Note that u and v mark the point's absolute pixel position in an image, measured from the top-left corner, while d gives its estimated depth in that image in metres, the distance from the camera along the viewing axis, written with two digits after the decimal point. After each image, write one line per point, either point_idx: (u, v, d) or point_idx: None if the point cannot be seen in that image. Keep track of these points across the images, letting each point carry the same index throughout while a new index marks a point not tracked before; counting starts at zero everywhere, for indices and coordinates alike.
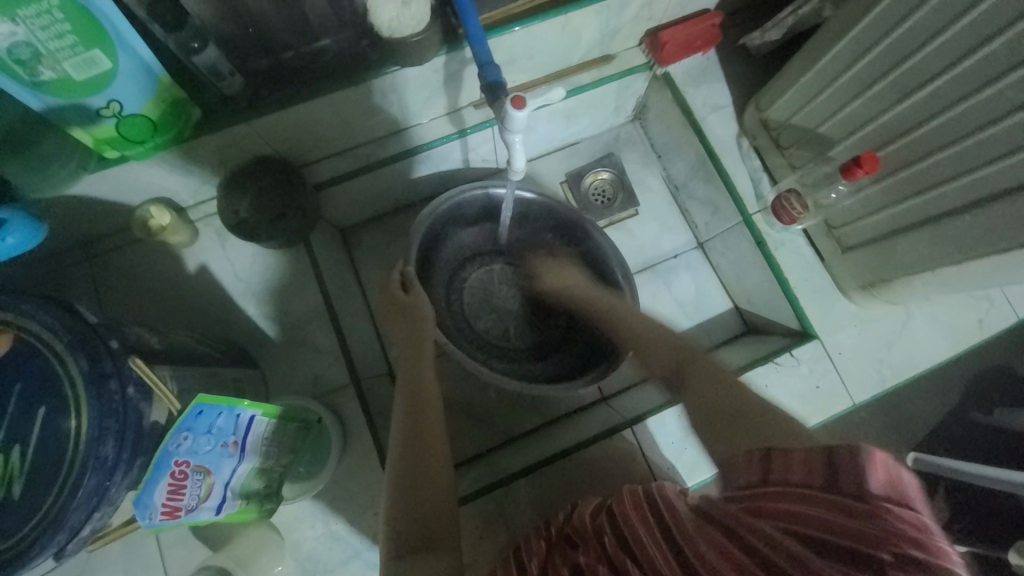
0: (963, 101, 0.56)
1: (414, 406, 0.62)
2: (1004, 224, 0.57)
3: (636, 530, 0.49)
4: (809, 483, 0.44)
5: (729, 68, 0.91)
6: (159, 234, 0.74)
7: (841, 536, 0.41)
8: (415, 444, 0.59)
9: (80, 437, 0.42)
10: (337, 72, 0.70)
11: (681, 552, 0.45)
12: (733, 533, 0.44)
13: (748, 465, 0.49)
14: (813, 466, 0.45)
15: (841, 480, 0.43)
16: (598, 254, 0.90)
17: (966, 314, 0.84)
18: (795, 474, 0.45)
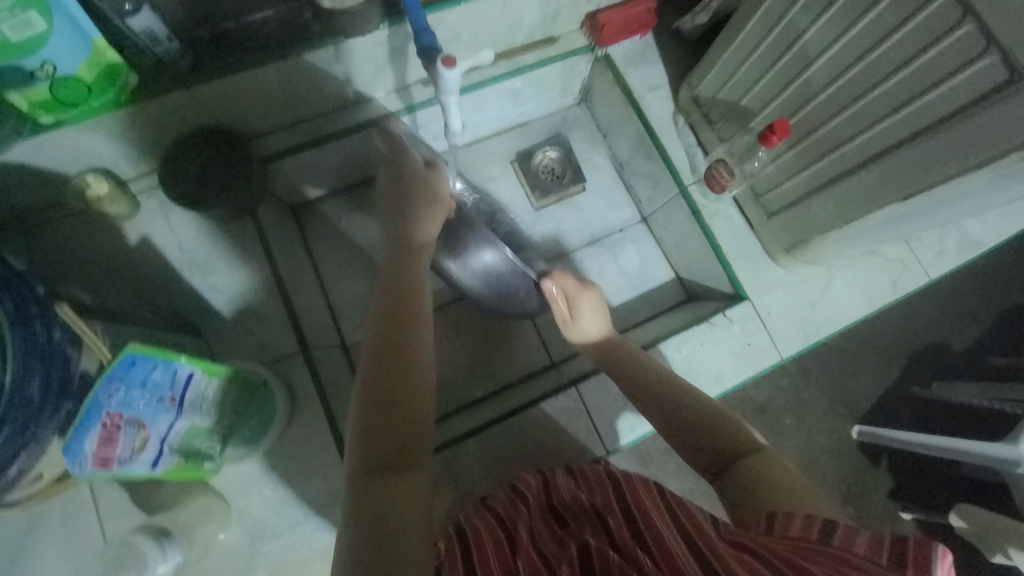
0: (855, 67, 0.63)
1: (393, 363, 0.58)
2: (893, 174, 0.64)
3: (655, 523, 0.52)
4: (862, 555, 0.43)
5: (666, 50, 0.97)
6: (96, 203, 0.74)
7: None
8: (385, 405, 0.55)
9: (5, 385, 0.43)
10: (279, 42, 0.72)
11: (690, 536, 0.49)
12: (752, 554, 0.45)
13: (782, 523, 0.49)
14: (877, 548, 0.43)
15: (904, 565, 0.41)
16: None
17: (881, 276, 0.91)
18: (854, 542, 0.44)
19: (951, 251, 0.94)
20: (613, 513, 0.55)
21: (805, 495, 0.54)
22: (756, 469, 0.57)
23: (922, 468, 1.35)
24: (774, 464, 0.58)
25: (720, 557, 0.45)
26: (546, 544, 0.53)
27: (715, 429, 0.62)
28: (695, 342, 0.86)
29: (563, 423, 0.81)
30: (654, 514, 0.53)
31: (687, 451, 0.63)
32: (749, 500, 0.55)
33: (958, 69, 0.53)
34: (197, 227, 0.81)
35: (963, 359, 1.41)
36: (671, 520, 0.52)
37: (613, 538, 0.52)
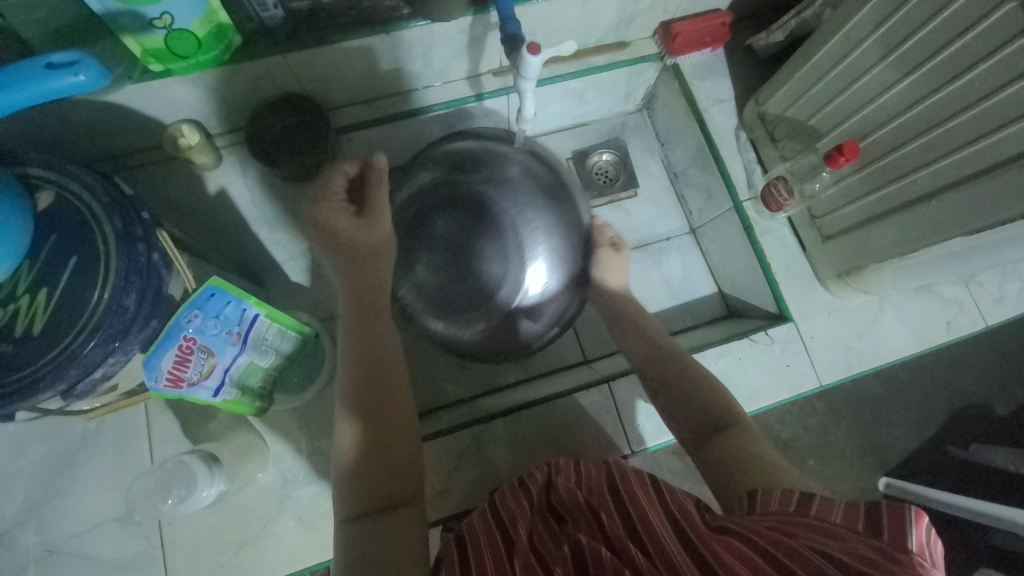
0: (935, 95, 0.63)
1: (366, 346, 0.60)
2: (962, 208, 0.63)
3: (647, 516, 0.52)
4: (839, 522, 0.46)
5: (736, 65, 0.98)
6: (186, 152, 0.79)
7: (858, 559, 0.41)
8: (373, 386, 0.57)
9: (103, 299, 0.47)
10: (371, 19, 0.77)
11: (683, 533, 0.49)
12: (741, 536, 0.47)
13: (764, 500, 0.53)
14: (852, 514, 0.46)
15: (881, 531, 0.44)
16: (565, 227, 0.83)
17: (935, 316, 0.88)
18: (831, 511, 0.47)
19: (1011, 298, 0.90)
20: (607, 506, 0.55)
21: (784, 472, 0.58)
22: (742, 445, 0.61)
23: (952, 531, 1.29)
24: (757, 443, 0.62)
25: (711, 548, 0.46)
26: (544, 542, 0.53)
27: (709, 409, 0.66)
28: (733, 356, 0.85)
29: (590, 418, 0.82)
30: (649, 510, 0.53)
31: (681, 421, 0.67)
32: (731, 478, 0.59)
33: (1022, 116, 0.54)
34: (271, 184, 0.87)
35: (1013, 424, 1.33)
36: (665, 516, 0.52)
37: (605, 531, 0.51)
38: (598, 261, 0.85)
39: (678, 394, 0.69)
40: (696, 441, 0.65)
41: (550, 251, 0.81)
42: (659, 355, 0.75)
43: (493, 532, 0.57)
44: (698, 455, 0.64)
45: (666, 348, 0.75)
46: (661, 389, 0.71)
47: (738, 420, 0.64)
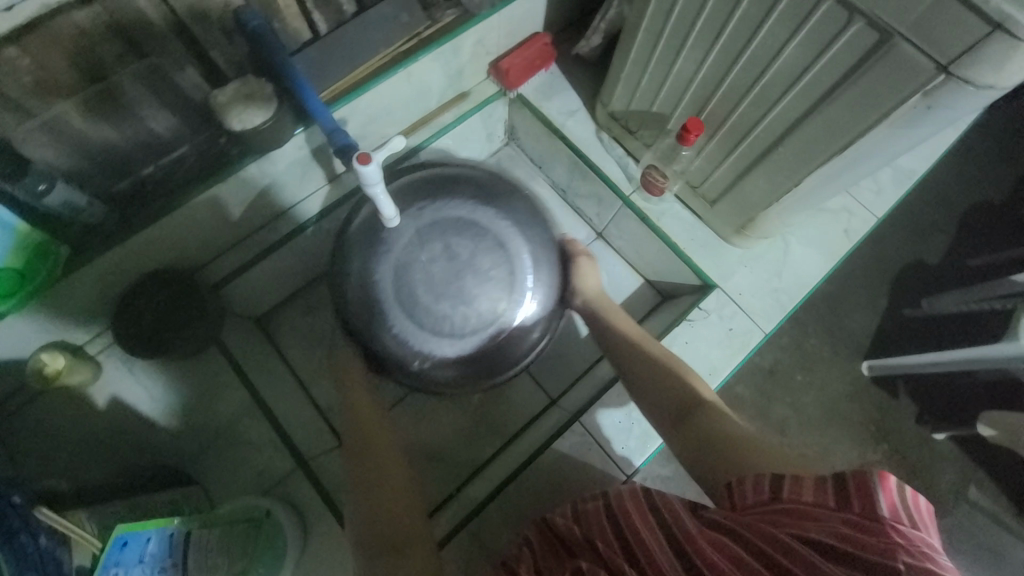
0: (739, 59, 0.67)
1: (373, 488, 0.69)
2: (808, 145, 0.67)
3: (635, 527, 0.52)
4: (811, 500, 0.46)
5: (571, 76, 1.01)
6: (55, 379, 0.72)
7: (840, 540, 0.42)
8: (377, 519, 0.65)
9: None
10: (202, 172, 0.72)
11: (671, 533, 0.50)
12: (729, 533, 0.47)
13: (742, 490, 0.52)
14: (823, 488, 0.46)
15: (851, 501, 0.44)
16: (507, 259, 0.75)
17: (833, 227, 0.94)
18: (801, 488, 0.47)
19: (888, 186, 0.97)
20: (604, 535, 0.54)
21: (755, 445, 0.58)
22: (715, 421, 0.62)
23: (938, 387, 1.36)
24: (729, 420, 0.62)
25: (703, 554, 0.47)
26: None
27: (678, 390, 0.68)
28: (680, 342, 0.86)
29: (577, 462, 0.80)
30: (640, 523, 0.53)
31: (654, 406, 0.69)
32: (708, 458, 0.59)
33: (838, 35, 0.57)
34: (167, 371, 0.80)
35: (946, 269, 1.42)
36: (654, 525, 0.52)
37: (604, 557, 0.52)
38: (577, 270, 0.85)
39: (649, 380, 0.71)
40: (669, 416, 0.67)
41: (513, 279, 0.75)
42: (625, 344, 0.77)
43: None
44: (675, 433, 0.65)
45: (634, 337, 0.77)
46: (636, 375, 0.72)
47: (707, 400, 0.65)
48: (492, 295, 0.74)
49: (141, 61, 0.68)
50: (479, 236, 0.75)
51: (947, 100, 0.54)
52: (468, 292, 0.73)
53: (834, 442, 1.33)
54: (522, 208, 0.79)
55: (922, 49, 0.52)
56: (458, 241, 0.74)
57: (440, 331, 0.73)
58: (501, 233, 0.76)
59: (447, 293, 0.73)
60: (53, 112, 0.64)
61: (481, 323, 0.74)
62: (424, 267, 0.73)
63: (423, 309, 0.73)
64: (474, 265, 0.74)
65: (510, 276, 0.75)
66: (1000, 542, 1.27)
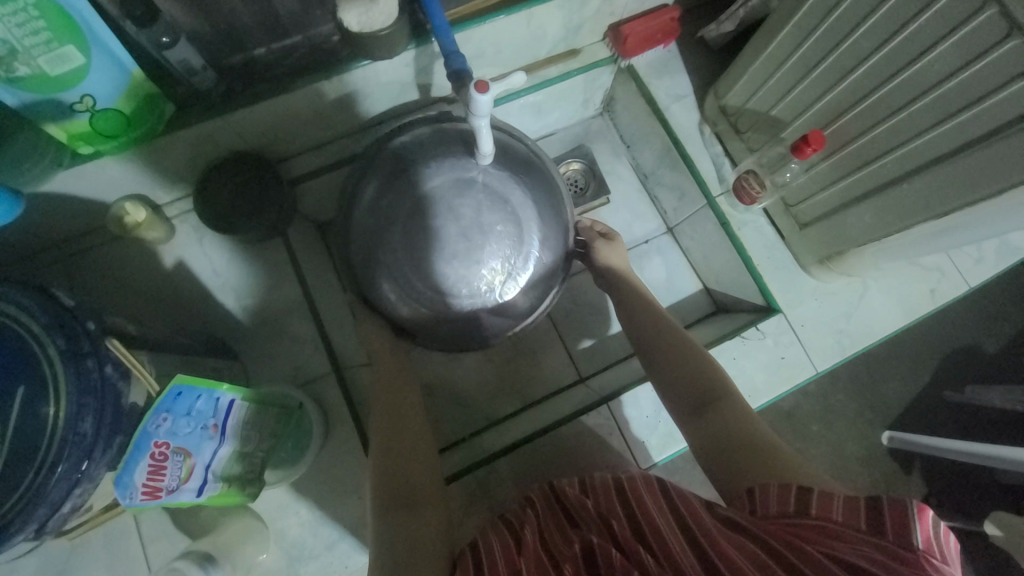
0: (892, 80, 0.62)
1: (400, 420, 0.68)
2: (937, 188, 0.62)
3: (651, 516, 0.51)
4: (841, 521, 0.43)
5: (689, 60, 0.96)
6: (135, 230, 0.75)
7: (870, 563, 0.40)
8: (395, 452, 0.64)
9: (61, 416, 0.46)
10: (312, 65, 0.73)
11: (689, 528, 0.48)
12: (750, 536, 0.45)
13: (763, 499, 0.49)
14: (853, 509, 0.44)
15: (883, 526, 0.42)
16: (513, 227, 0.77)
17: (919, 284, 0.89)
18: (831, 508, 0.45)
19: (990, 258, 0.91)
20: (617, 515, 0.53)
21: (776, 450, 0.55)
22: (729, 420, 0.59)
23: (958, 474, 1.32)
24: (746, 416, 0.59)
25: (722, 551, 0.44)
26: (554, 542, 0.54)
27: (699, 379, 0.64)
28: (728, 356, 0.84)
29: (596, 442, 0.80)
30: (657, 515, 0.51)
31: (671, 393, 0.65)
32: (729, 458, 0.56)
33: (1003, 85, 0.52)
34: (232, 250, 0.83)
35: (1005, 360, 1.35)
36: (671, 518, 0.50)
37: (614, 534, 0.51)
38: (600, 252, 0.83)
39: (673, 364, 0.67)
40: (687, 403, 0.63)
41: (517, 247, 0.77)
42: (656, 326, 0.72)
43: (505, 534, 0.57)
44: (693, 425, 0.61)
45: (652, 316, 0.74)
46: (661, 359, 0.68)
47: (730, 392, 0.62)
48: (502, 258, 0.76)
49: None
50: (486, 200, 0.76)
51: None
52: (480, 255, 0.75)
53: None
54: (533, 171, 0.78)
55: None
56: (468, 208, 0.75)
57: (451, 290, 0.74)
58: (506, 196, 0.77)
59: (458, 255, 0.74)
60: None
61: (492, 284, 0.75)
62: (432, 230, 0.75)
63: (431, 269, 0.74)
64: (484, 229, 0.75)
65: (516, 244, 0.76)
66: None
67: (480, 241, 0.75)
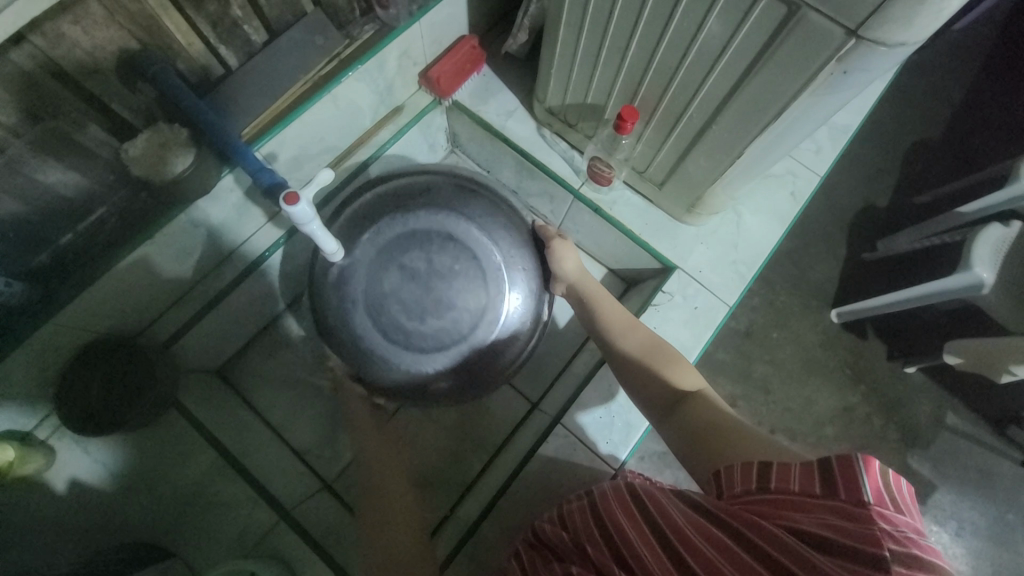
0: (659, 46, 0.67)
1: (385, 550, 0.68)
2: (738, 120, 0.68)
3: (627, 532, 0.51)
4: (798, 490, 0.44)
5: (505, 76, 1.00)
6: (10, 473, 0.66)
7: (825, 531, 0.40)
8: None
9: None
10: (127, 232, 0.70)
11: (661, 532, 0.48)
12: (718, 524, 0.45)
13: (728, 479, 0.51)
14: (807, 476, 0.44)
15: (835, 487, 0.42)
16: (475, 258, 0.73)
17: (781, 191, 0.96)
18: (788, 478, 0.45)
19: (826, 144, 1.00)
20: (593, 540, 0.54)
21: (719, 430, 0.58)
22: (694, 415, 0.62)
23: (904, 323, 1.41)
24: (716, 408, 0.62)
25: (690, 543, 0.46)
26: None
27: (665, 379, 0.68)
28: (649, 328, 0.87)
29: (563, 465, 0.79)
30: (629, 526, 0.51)
31: (644, 399, 0.69)
32: (695, 448, 0.58)
33: (749, 9, 0.56)
34: (125, 442, 0.76)
35: (896, 209, 1.46)
36: (643, 523, 0.51)
37: (596, 563, 0.52)
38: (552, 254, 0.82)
39: (648, 368, 0.71)
40: (656, 410, 0.67)
41: (488, 275, 0.73)
42: (631, 331, 0.76)
43: None
44: (663, 427, 0.65)
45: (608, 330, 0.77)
46: (633, 369, 0.72)
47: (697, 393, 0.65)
48: (477, 296, 0.72)
49: (36, 126, 0.61)
50: (443, 245, 0.73)
51: (861, 62, 0.54)
52: (453, 301, 0.71)
53: (814, 391, 1.37)
54: (486, 203, 0.78)
55: (828, 17, 0.52)
56: (425, 254, 0.72)
57: (434, 344, 0.72)
58: (464, 235, 0.74)
59: (429, 308, 0.71)
60: None
61: (474, 325, 0.73)
62: (394, 289, 0.71)
63: (413, 328, 0.71)
64: (448, 273, 0.72)
65: (485, 274, 0.73)
66: (981, 463, 1.33)
67: (447, 283, 0.72)
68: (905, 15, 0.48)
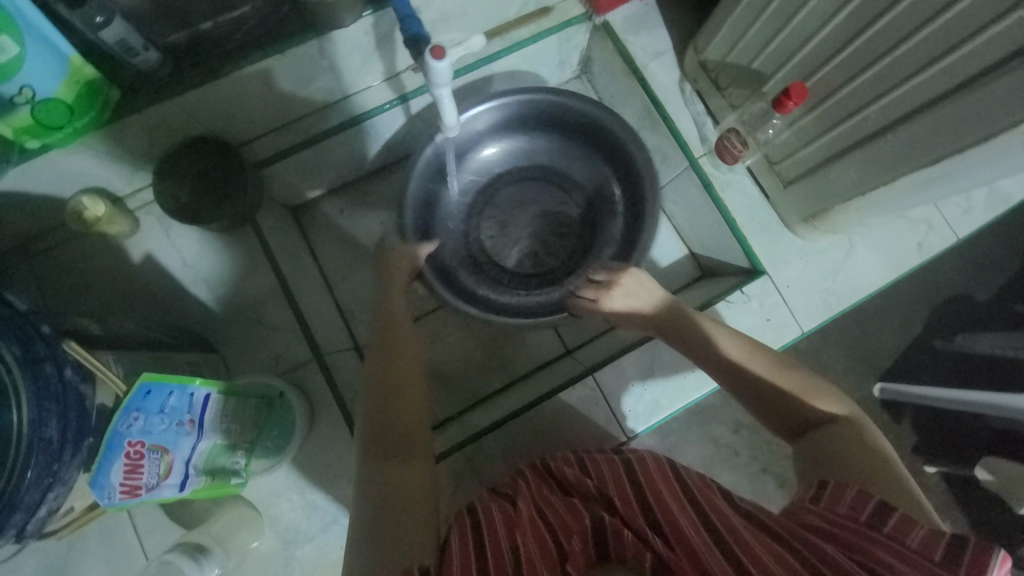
0: (875, 23, 0.60)
1: (383, 384, 0.62)
2: (923, 135, 0.61)
3: (676, 514, 0.47)
4: (915, 547, 0.42)
5: (669, 12, 0.92)
6: (96, 226, 0.73)
7: None
8: (385, 421, 0.58)
9: (24, 420, 0.44)
10: (264, 39, 0.68)
11: (708, 520, 0.47)
12: (801, 539, 0.44)
13: (835, 495, 0.48)
14: (932, 543, 0.42)
15: (960, 564, 0.40)
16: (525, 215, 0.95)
17: (906, 239, 0.87)
18: (908, 533, 0.43)
19: (978, 208, 0.89)
20: (620, 489, 0.52)
21: (878, 467, 0.51)
22: (838, 439, 0.54)
23: (946, 420, 1.31)
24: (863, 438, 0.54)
25: (747, 545, 0.44)
26: (557, 515, 0.52)
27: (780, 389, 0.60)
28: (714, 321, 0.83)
29: (582, 414, 0.80)
30: (671, 500, 0.49)
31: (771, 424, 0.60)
32: (816, 463, 0.53)
33: (994, 21, 0.49)
34: (199, 242, 0.80)
35: (994, 309, 1.32)
36: (687, 502, 0.49)
37: (623, 513, 0.50)
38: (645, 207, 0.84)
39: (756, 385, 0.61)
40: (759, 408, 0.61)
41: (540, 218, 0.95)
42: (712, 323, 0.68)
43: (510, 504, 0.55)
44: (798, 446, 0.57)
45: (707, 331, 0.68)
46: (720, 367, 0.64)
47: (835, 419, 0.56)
48: (514, 239, 0.94)
49: None
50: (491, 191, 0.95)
51: None
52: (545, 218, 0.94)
53: None
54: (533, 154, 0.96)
55: None
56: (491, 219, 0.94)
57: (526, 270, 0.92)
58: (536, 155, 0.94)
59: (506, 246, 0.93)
60: None
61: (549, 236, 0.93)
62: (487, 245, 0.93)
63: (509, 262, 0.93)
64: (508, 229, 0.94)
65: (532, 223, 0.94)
66: None
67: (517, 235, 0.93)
68: None
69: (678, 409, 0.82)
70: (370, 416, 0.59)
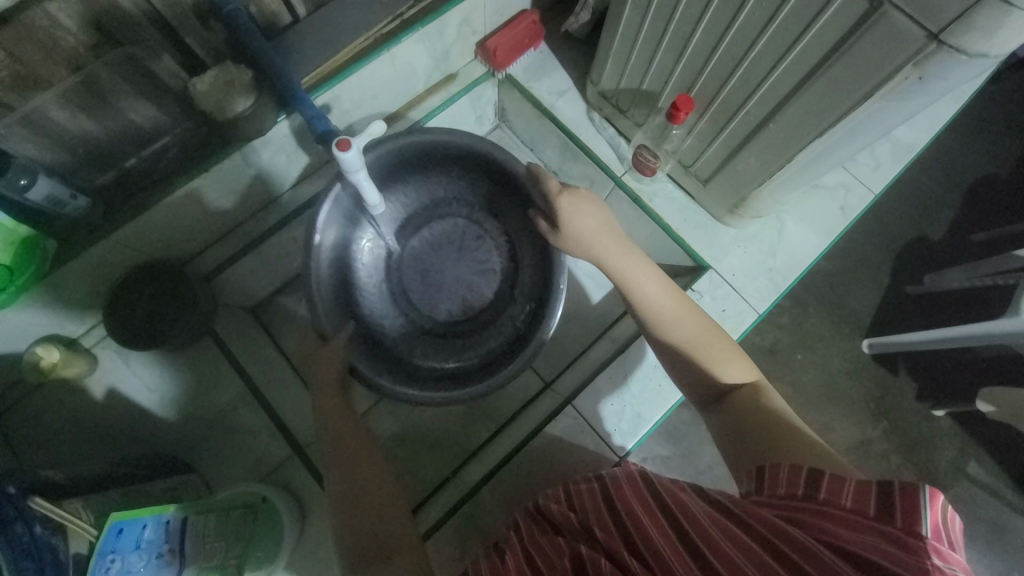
0: (727, 35, 0.67)
1: (349, 480, 0.64)
2: (798, 118, 0.66)
3: (643, 522, 0.50)
4: (849, 506, 0.42)
5: (563, 55, 0.99)
6: (53, 372, 0.74)
7: (874, 554, 0.39)
8: (355, 512, 0.61)
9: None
10: (187, 161, 0.72)
11: (679, 525, 0.47)
12: (739, 522, 0.45)
13: (773, 479, 0.48)
14: (861, 494, 0.42)
15: (892, 513, 0.40)
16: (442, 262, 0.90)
17: (830, 205, 0.92)
18: (840, 492, 0.43)
19: (886, 161, 0.95)
20: (603, 520, 0.53)
21: (785, 423, 0.56)
22: (748, 404, 0.60)
23: (939, 361, 1.33)
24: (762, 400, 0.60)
25: (713, 543, 0.44)
26: (546, 560, 0.53)
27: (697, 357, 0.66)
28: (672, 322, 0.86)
29: (571, 444, 0.81)
30: (647, 517, 0.50)
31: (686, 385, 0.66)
32: (739, 436, 0.57)
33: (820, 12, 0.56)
34: (158, 367, 0.81)
35: (950, 245, 1.36)
36: (656, 510, 0.50)
37: (604, 545, 0.51)
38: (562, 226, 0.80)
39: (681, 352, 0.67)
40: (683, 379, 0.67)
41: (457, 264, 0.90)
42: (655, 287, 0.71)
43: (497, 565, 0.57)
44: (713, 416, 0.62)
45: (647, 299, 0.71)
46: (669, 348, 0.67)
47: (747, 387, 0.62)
48: (436, 290, 0.89)
49: (114, 50, 0.64)
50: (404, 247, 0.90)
51: (938, 69, 0.52)
52: (470, 255, 0.91)
53: (830, 420, 1.30)
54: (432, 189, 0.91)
55: (912, 17, 0.50)
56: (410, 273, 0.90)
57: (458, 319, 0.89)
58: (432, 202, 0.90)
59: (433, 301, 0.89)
60: (32, 105, 0.60)
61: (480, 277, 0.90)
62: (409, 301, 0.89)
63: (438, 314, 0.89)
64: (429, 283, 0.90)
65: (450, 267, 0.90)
66: (999, 519, 1.25)
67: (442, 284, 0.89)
68: (991, 23, 0.46)
69: (663, 415, 0.83)
70: (342, 518, 0.61)
